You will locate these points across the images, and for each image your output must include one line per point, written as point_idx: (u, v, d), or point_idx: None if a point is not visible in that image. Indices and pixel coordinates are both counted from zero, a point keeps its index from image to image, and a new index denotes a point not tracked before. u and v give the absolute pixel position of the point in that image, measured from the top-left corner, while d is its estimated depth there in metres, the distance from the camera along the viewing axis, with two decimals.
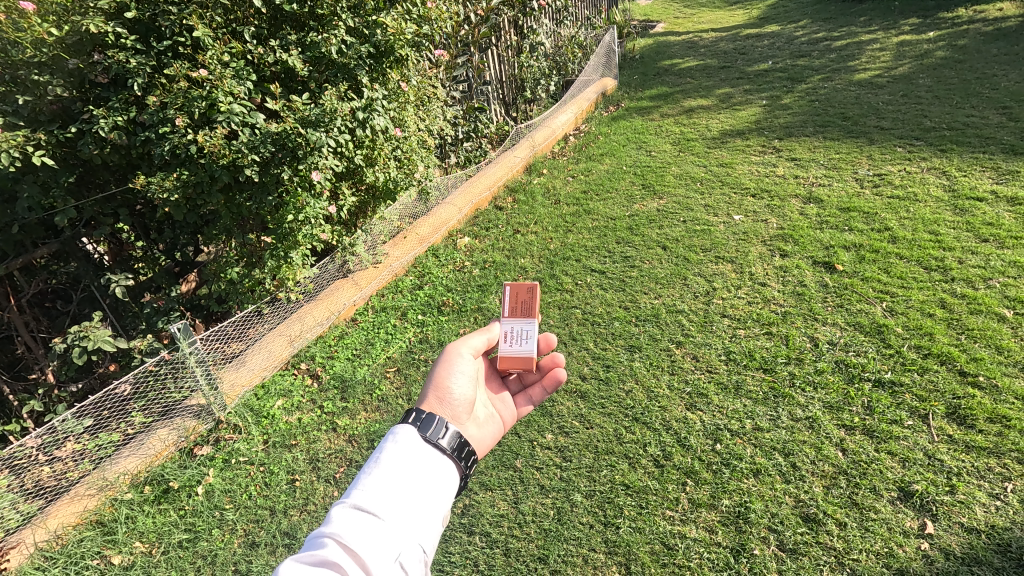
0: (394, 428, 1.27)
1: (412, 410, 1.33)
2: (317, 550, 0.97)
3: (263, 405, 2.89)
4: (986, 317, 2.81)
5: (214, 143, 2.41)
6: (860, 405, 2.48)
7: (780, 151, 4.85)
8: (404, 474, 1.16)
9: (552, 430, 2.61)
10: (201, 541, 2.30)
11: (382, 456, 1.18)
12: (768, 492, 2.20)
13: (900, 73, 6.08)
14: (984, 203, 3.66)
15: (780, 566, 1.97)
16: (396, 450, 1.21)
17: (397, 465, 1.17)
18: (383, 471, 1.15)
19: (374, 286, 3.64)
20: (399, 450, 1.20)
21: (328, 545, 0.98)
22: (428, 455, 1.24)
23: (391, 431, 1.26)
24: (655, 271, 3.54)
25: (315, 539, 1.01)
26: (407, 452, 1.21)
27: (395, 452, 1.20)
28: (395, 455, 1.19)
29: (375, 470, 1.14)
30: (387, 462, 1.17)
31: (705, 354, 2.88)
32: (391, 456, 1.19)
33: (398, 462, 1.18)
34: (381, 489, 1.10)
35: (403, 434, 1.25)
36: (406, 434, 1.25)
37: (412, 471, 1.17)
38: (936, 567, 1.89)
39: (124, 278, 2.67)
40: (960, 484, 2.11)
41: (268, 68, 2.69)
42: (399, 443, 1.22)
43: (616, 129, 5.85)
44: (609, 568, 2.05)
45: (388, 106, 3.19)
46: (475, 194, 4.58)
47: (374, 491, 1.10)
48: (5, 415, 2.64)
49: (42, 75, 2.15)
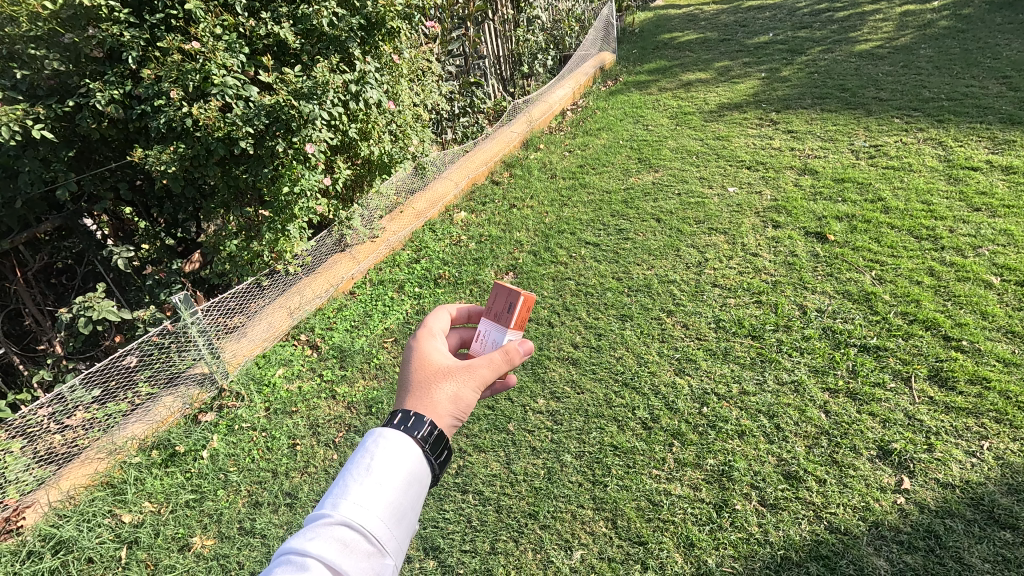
0: (382, 426, 1.00)
1: (398, 410, 1.04)
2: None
3: (264, 373, 2.98)
4: (974, 284, 2.83)
5: (208, 115, 2.46)
6: (844, 368, 2.54)
7: (777, 124, 4.84)
8: (392, 487, 0.93)
9: (543, 395, 2.69)
10: (207, 501, 2.41)
11: (368, 460, 0.94)
12: (751, 452, 2.27)
13: (902, 43, 6.01)
14: (979, 172, 3.66)
15: (760, 519, 2.05)
16: (389, 451, 0.96)
17: (387, 470, 0.94)
18: (369, 479, 0.92)
19: (371, 260, 3.72)
20: (389, 452, 0.96)
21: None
22: (420, 457, 0.98)
23: (378, 428, 1.00)
24: (649, 243, 3.59)
25: (284, 560, 0.82)
26: (398, 456, 0.96)
27: (383, 454, 0.96)
28: (384, 456, 0.95)
29: (359, 478, 0.92)
30: (374, 465, 0.94)
31: (695, 322, 2.94)
32: (380, 459, 0.95)
33: (389, 469, 0.94)
34: (365, 502, 0.89)
35: (392, 434, 0.99)
36: (396, 433, 0.99)
37: (400, 483, 0.94)
38: (911, 520, 1.95)
39: (126, 251, 2.75)
40: (938, 443, 2.17)
41: (260, 41, 2.73)
42: (388, 442, 0.97)
43: (614, 103, 5.84)
44: (597, 522, 2.14)
45: (380, 79, 3.25)
46: (471, 168, 4.61)
47: (358, 505, 0.89)
48: (18, 386, 2.75)
49: (38, 49, 2.19)
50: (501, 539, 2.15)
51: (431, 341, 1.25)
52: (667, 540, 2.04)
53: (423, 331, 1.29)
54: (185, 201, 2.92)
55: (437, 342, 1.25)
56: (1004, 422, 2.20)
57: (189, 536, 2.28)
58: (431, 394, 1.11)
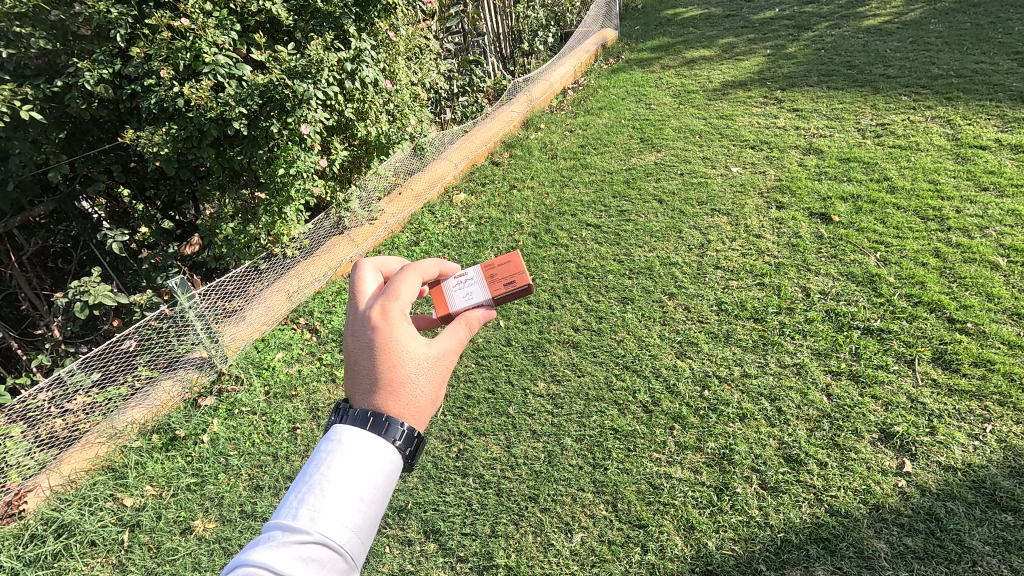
0: (342, 423, 1.01)
1: (362, 406, 1.01)
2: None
3: (264, 357, 2.97)
4: (980, 265, 2.79)
5: (200, 95, 2.41)
6: (847, 351, 2.51)
7: (782, 102, 4.75)
8: (351, 489, 0.92)
9: (544, 379, 2.68)
10: (208, 484, 2.41)
11: (326, 461, 0.95)
12: (752, 435, 2.26)
13: (911, 18, 5.86)
14: (988, 151, 3.59)
15: (761, 502, 2.04)
16: (349, 455, 0.96)
17: (346, 474, 0.94)
18: (327, 478, 0.92)
19: (369, 243, 3.69)
20: (348, 455, 0.96)
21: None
22: (383, 452, 0.98)
23: (336, 428, 1.00)
24: (651, 225, 3.54)
25: (238, 566, 0.82)
26: (358, 458, 0.96)
27: (342, 453, 0.96)
28: (342, 458, 0.95)
29: (316, 479, 0.92)
30: (332, 469, 0.94)
31: (697, 305, 2.91)
32: (340, 459, 0.95)
33: (349, 469, 0.95)
34: (321, 504, 0.89)
35: (350, 435, 0.99)
36: (355, 430, 0.99)
37: (360, 484, 0.94)
38: (911, 503, 1.94)
39: (120, 234, 2.71)
40: (940, 426, 2.15)
41: (252, 18, 2.67)
42: (346, 445, 0.97)
43: (616, 81, 5.74)
44: (597, 506, 2.14)
45: (376, 57, 3.19)
46: (471, 149, 4.55)
47: (315, 508, 0.88)
48: (18, 370, 2.75)
49: (23, 28, 2.13)
50: (502, 522, 2.16)
51: (399, 326, 1.11)
52: (667, 523, 2.04)
53: (386, 306, 1.13)
54: (180, 183, 2.88)
55: (406, 326, 1.13)
56: (1007, 405, 2.18)
57: (191, 520, 2.29)
58: (408, 392, 1.06)
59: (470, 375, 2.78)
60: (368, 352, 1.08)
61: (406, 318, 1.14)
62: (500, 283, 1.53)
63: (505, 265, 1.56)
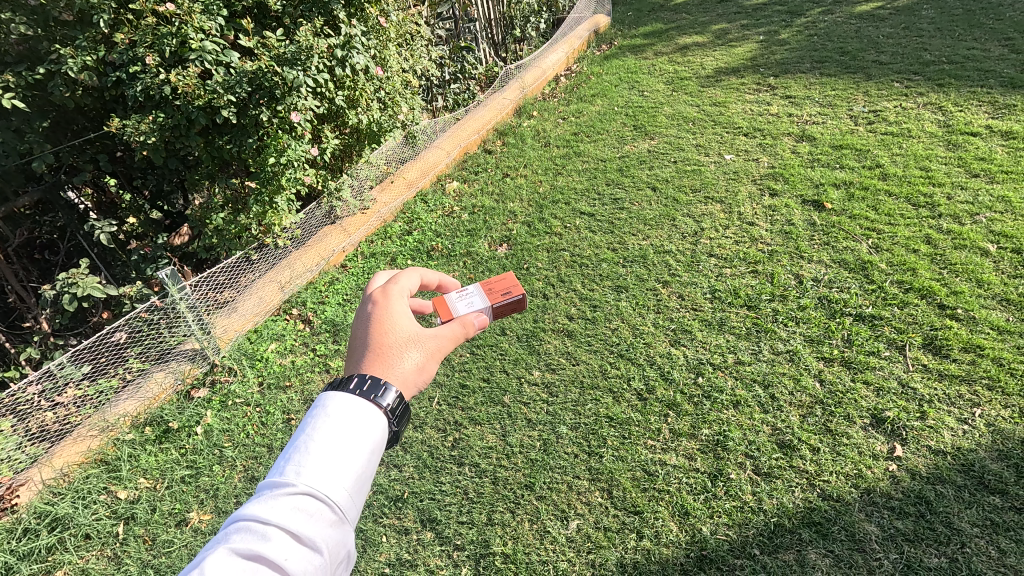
0: (331, 390, 0.99)
1: (352, 375, 1.03)
2: (228, 544, 0.78)
3: (256, 348, 2.95)
4: (970, 252, 2.81)
5: (187, 83, 2.37)
6: (839, 338, 2.53)
7: (775, 89, 4.73)
8: (337, 447, 0.91)
9: (539, 367, 2.69)
10: (203, 476, 2.40)
11: (312, 420, 0.94)
12: (746, 421, 2.28)
13: (903, 4, 5.85)
14: (978, 138, 3.61)
15: (755, 488, 2.07)
16: (335, 415, 0.95)
17: (333, 432, 0.92)
18: (313, 437, 0.91)
19: (363, 233, 3.64)
20: (333, 415, 0.94)
21: (243, 536, 0.79)
22: (370, 414, 0.97)
23: (324, 393, 0.99)
24: (644, 213, 3.54)
25: (231, 522, 0.83)
26: (344, 417, 0.95)
27: (329, 415, 0.95)
28: (328, 417, 0.94)
29: (303, 438, 0.91)
30: (319, 427, 0.92)
31: (691, 293, 2.92)
32: (326, 418, 0.94)
33: (333, 423, 0.94)
34: (308, 461, 0.88)
35: (337, 399, 0.97)
36: (343, 396, 0.98)
37: (346, 442, 0.92)
38: (902, 486, 1.97)
39: (108, 225, 2.66)
40: (931, 411, 2.18)
41: (239, 3, 2.62)
42: (332, 407, 0.96)
43: (608, 68, 5.70)
44: (593, 493, 2.16)
45: (365, 43, 3.15)
46: (463, 137, 4.52)
47: (302, 464, 0.87)
48: (6, 364, 2.71)
49: (3, 13, 2.07)
50: (498, 510, 2.17)
51: (394, 304, 1.22)
52: (663, 510, 2.06)
53: (386, 288, 1.26)
54: (169, 172, 2.84)
55: (401, 306, 1.23)
56: (996, 389, 2.21)
57: (186, 512, 2.28)
58: (394, 358, 1.12)
59: (465, 364, 2.78)
60: (363, 323, 1.19)
61: (403, 301, 1.25)
62: (497, 294, 1.68)
63: (498, 282, 1.71)
